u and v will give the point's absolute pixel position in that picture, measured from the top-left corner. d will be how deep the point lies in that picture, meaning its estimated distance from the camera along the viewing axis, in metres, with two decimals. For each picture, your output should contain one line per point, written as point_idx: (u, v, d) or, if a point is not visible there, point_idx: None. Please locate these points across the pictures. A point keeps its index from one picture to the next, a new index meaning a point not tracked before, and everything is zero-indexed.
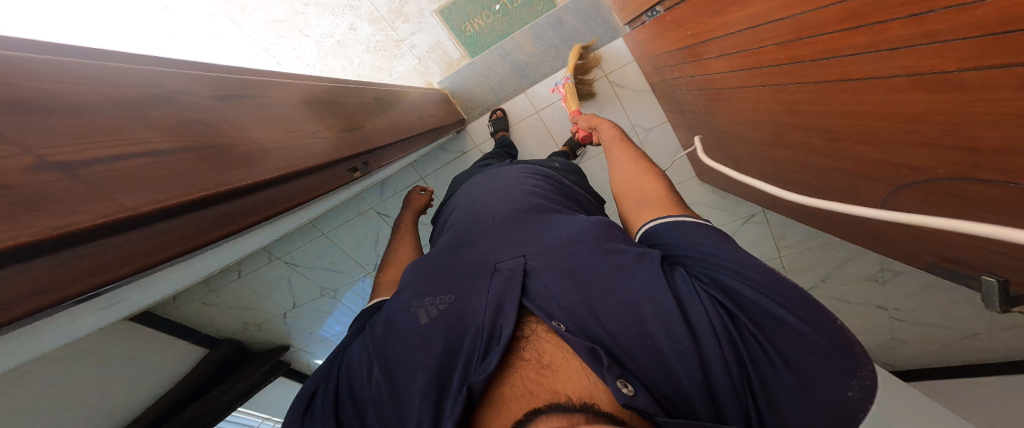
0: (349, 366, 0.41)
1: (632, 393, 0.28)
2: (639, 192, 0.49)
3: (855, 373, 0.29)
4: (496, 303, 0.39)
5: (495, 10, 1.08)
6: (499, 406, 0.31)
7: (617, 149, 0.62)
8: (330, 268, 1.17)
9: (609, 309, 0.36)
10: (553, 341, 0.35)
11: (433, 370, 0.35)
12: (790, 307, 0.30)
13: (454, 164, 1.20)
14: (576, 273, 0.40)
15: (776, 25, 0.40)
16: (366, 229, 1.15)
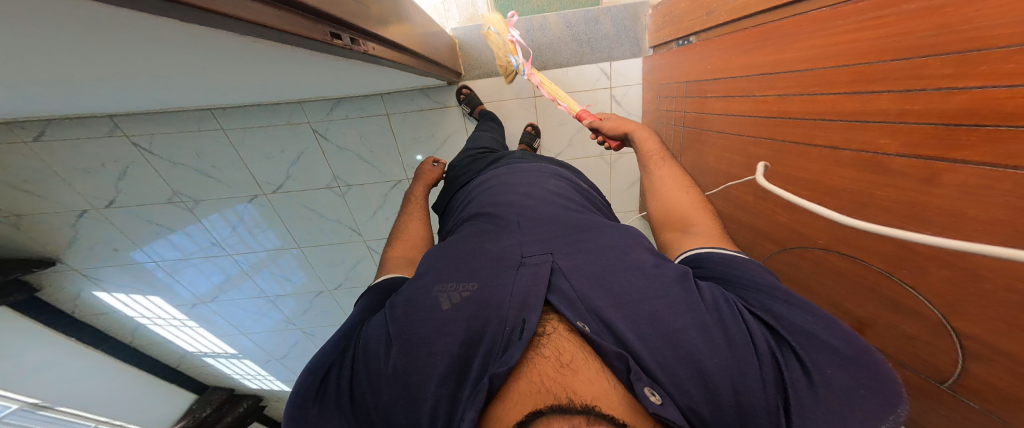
0: (366, 337, 0.39)
1: (660, 403, 0.30)
2: (687, 224, 0.50)
3: (898, 405, 0.28)
4: (523, 297, 0.39)
5: None
6: (511, 400, 0.31)
7: (654, 167, 0.61)
8: (212, 171, 1.13)
9: (638, 315, 0.37)
10: (573, 341, 0.36)
11: (454, 357, 0.35)
12: (832, 339, 0.31)
13: (431, 113, 1.16)
14: (606, 276, 0.41)
15: (793, 76, 0.48)
16: (292, 143, 1.13)
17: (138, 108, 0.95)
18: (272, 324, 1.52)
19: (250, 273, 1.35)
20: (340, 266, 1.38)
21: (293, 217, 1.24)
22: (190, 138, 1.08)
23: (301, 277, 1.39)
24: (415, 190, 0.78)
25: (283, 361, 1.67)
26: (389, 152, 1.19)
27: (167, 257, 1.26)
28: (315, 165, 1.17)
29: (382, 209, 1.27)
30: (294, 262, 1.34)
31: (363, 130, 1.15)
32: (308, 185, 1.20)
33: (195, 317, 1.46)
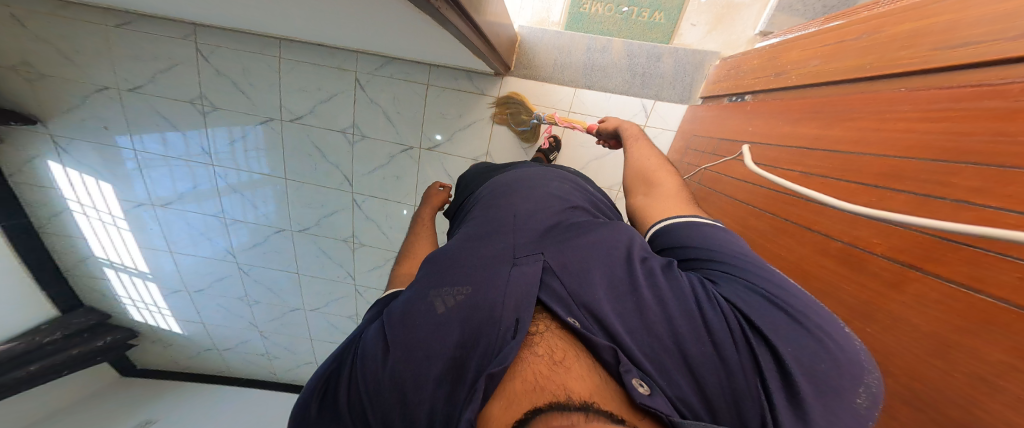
0: (362, 347, 0.42)
1: (648, 394, 0.32)
2: (653, 184, 0.57)
3: (863, 381, 0.30)
4: (517, 299, 0.39)
5: (622, 12, 1.27)
6: (503, 396, 0.33)
7: (634, 144, 0.69)
8: (247, 88, 1.28)
9: (625, 310, 0.38)
10: (565, 339, 0.37)
11: (448, 359, 0.38)
12: (797, 321, 0.32)
13: (470, 95, 1.32)
14: (592, 269, 0.41)
15: (852, 157, 0.58)
16: (335, 84, 1.27)
17: (213, 22, 1.12)
18: (209, 250, 1.58)
19: (218, 190, 1.44)
20: (310, 209, 1.47)
21: (295, 153, 1.36)
22: (245, 59, 1.24)
23: (237, 179, 1.41)
24: (422, 212, 0.82)
25: (192, 295, 1.69)
26: (410, 119, 1.33)
27: (143, 149, 1.37)
28: (337, 109, 1.31)
29: (382, 168, 1.40)
30: (265, 194, 1.44)
31: (398, 92, 1.29)
32: (325, 127, 1.33)
33: (130, 219, 1.51)
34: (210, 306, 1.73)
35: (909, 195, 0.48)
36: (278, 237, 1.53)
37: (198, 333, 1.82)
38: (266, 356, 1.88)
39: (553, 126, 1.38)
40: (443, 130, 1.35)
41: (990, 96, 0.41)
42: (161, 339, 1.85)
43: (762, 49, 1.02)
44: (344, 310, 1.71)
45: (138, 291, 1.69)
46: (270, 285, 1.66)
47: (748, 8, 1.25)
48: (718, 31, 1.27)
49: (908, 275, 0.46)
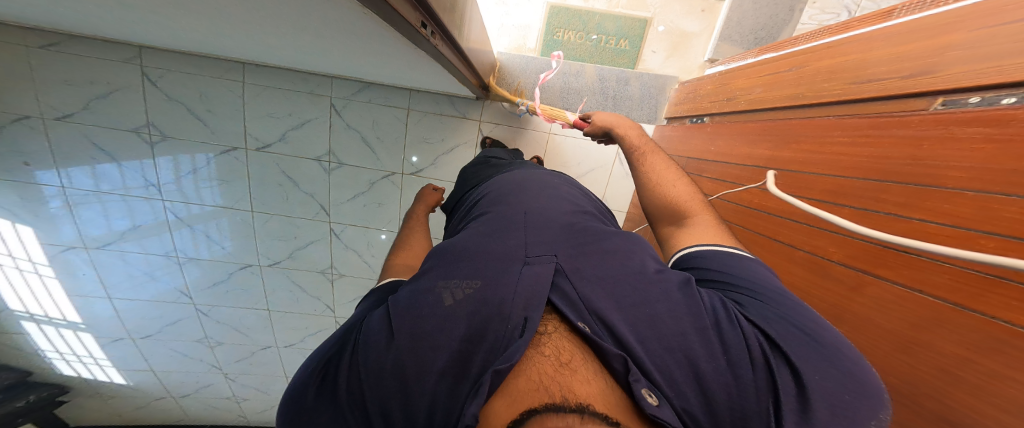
0: (365, 331, 0.41)
1: (656, 404, 0.33)
2: (682, 215, 0.56)
3: (880, 414, 0.32)
4: (528, 297, 0.41)
5: (591, 38, 1.40)
6: (506, 395, 0.34)
7: (647, 154, 0.68)
8: (205, 115, 1.23)
9: (642, 318, 0.40)
10: (570, 343, 0.39)
11: (454, 352, 0.38)
12: (818, 347, 0.34)
13: (450, 118, 1.35)
14: (606, 281, 0.43)
15: (802, 177, 0.67)
16: (309, 111, 1.27)
17: (173, 47, 1.08)
18: (151, 292, 1.44)
19: (166, 225, 1.33)
20: (283, 242, 1.40)
21: (262, 182, 1.32)
22: (198, 82, 1.20)
23: (185, 212, 1.32)
24: (416, 209, 0.83)
25: (139, 342, 1.56)
26: (392, 147, 1.34)
27: (72, 186, 1.25)
28: (312, 137, 1.29)
29: (362, 195, 1.38)
30: (219, 227, 1.35)
31: (378, 117, 1.31)
32: (296, 156, 1.31)
33: (56, 265, 1.38)
34: (160, 352, 1.59)
35: (853, 209, 0.56)
36: (242, 273, 1.44)
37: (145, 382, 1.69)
38: (233, 399, 1.76)
39: (533, 148, 1.43)
40: (425, 156, 1.37)
41: (897, 126, 0.52)
42: (98, 393, 1.72)
43: (714, 75, 1.13)
44: (319, 344, 1.62)
45: (67, 342, 1.57)
46: (232, 324, 1.54)
47: (696, 38, 1.41)
48: (675, 58, 1.42)
49: (865, 279, 0.50)
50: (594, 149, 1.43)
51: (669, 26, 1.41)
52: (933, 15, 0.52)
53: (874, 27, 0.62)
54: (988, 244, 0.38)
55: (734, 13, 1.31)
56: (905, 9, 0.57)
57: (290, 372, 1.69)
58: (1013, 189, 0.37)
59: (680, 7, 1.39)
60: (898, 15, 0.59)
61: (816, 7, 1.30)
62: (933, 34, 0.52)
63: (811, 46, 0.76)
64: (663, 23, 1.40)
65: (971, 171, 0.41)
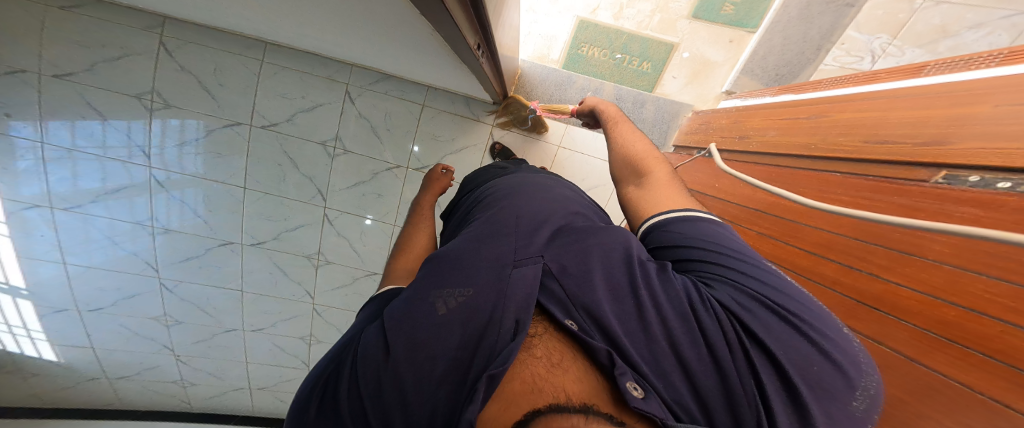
0: (359, 349, 0.42)
1: (642, 396, 0.32)
2: (648, 171, 0.60)
3: (857, 383, 0.33)
4: (520, 303, 0.40)
5: (616, 58, 1.47)
6: (502, 398, 0.33)
7: (618, 123, 0.73)
8: (216, 88, 1.20)
9: (626, 313, 0.40)
10: (560, 342, 0.38)
11: (450, 364, 0.38)
12: (795, 326, 0.35)
13: (464, 118, 1.35)
14: (592, 273, 0.43)
15: (796, 225, 0.73)
16: (323, 95, 1.26)
17: (195, 19, 1.06)
18: (110, 259, 1.36)
19: (148, 189, 1.26)
20: (271, 222, 1.37)
21: (261, 160, 1.28)
22: (217, 57, 1.18)
23: (165, 178, 1.26)
24: (421, 198, 0.85)
25: (86, 314, 1.46)
26: (399, 141, 1.33)
27: (48, 141, 1.15)
28: (321, 121, 1.28)
29: (361, 185, 1.35)
30: (200, 196, 1.29)
31: (392, 109, 1.30)
32: (302, 139, 1.28)
33: (12, 221, 1.26)
34: (108, 327, 1.50)
35: (838, 263, 0.62)
36: (220, 250, 1.38)
37: (82, 359, 1.56)
38: (179, 382, 1.66)
39: (541, 159, 1.44)
40: (433, 155, 1.36)
41: (899, 195, 0.56)
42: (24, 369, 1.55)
43: (729, 110, 1.16)
44: (293, 331, 1.57)
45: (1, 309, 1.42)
46: (198, 302, 1.48)
47: (719, 68, 1.48)
48: (693, 85, 1.49)
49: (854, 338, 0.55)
50: (599, 166, 1.45)
51: (693, 53, 1.47)
52: (965, 82, 0.56)
53: (905, 81, 0.66)
54: (949, 313, 0.45)
55: (761, 48, 1.41)
56: (934, 66, 0.62)
57: (253, 357, 1.62)
58: (980, 267, 0.42)
59: (707, 36, 1.46)
60: (928, 72, 0.63)
61: (841, 50, 1.37)
62: (955, 103, 0.55)
63: (836, 92, 0.82)
64: (689, 51, 1.47)
65: (951, 246, 0.46)
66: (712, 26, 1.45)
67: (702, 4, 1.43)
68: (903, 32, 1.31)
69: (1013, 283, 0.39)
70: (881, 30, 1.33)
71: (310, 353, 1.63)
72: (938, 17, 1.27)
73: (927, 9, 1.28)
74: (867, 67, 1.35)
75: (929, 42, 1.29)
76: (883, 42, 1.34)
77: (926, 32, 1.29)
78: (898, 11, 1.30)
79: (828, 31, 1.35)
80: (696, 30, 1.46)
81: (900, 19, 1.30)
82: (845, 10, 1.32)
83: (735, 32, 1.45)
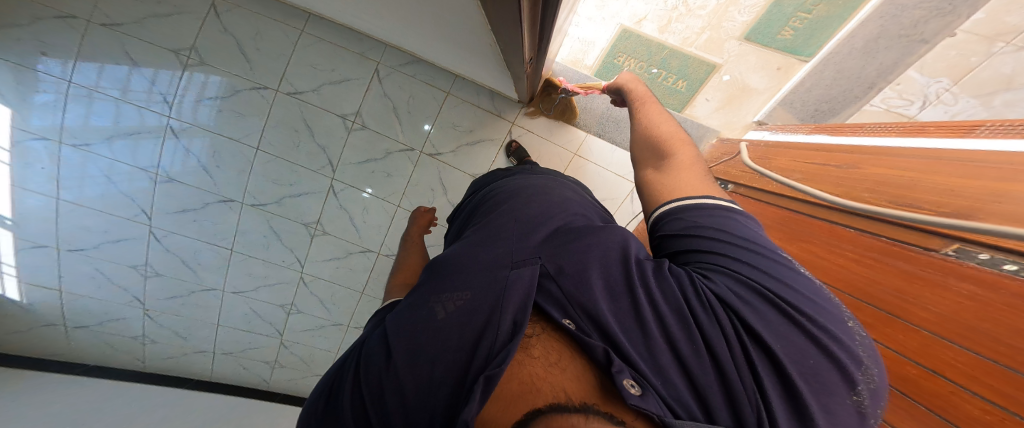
0: (367, 354, 0.44)
1: (640, 394, 0.30)
2: (671, 152, 0.59)
3: (858, 380, 0.31)
4: (517, 306, 0.40)
5: (652, 72, 1.45)
6: (501, 400, 0.33)
7: (645, 105, 0.70)
8: (251, 53, 1.24)
9: (619, 309, 0.39)
10: (556, 343, 0.38)
11: (448, 364, 0.38)
12: (793, 321, 0.33)
13: (486, 112, 1.37)
14: (590, 271, 0.42)
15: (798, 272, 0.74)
16: (356, 72, 1.29)
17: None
18: (105, 200, 1.33)
19: (163, 135, 1.28)
20: (273, 185, 1.38)
21: (281, 125, 1.31)
22: (259, 24, 1.22)
23: (179, 127, 1.27)
24: (410, 231, 0.87)
25: (66, 253, 1.38)
26: (418, 123, 1.35)
27: (76, 80, 1.18)
28: (344, 95, 1.31)
29: (373, 162, 1.38)
30: (206, 147, 1.31)
31: (416, 92, 1.32)
32: (323, 110, 1.32)
33: (13, 150, 1.22)
34: (83, 272, 1.42)
35: None
36: (219, 206, 1.38)
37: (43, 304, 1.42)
38: (139, 339, 1.54)
39: (556, 165, 1.44)
40: (449, 141, 1.38)
41: (903, 259, 0.56)
42: None
43: (758, 143, 1.14)
44: (274, 298, 1.54)
45: None
46: (185, 255, 1.45)
47: (757, 95, 1.44)
48: (724, 111, 1.47)
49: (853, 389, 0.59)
50: (612, 182, 1.46)
51: (734, 77, 1.44)
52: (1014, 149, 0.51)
53: (953, 140, 0.62)
54: (911, 371, 0.52)
55: (808, 80, 1.36)
56: (988, 128, 0.58)
57: (225, 320, 1.57)
58: (956, 339, 0.46)
59: (756, 60, 1.41)
60: (980, 133, 0.59)
61: (894, 91, 1.33)
62: (999, 176, 0.50)
63: (873, 140, 0.78)
64: (730, 73, 1.43)
65: (937, 315, 0.49)
66: (764, 50, 1.40)
67: (758, 26, 1.36)
68: (967, 79, 1.26)
69: (980, 356, 0.44)
70: (945, 73, 1.27)
71: (286, 323, 1.59)
72: (1011, 65, 1.21)
73: (1005, 54, 1.21)
74: (913, 113, 1.34)
75: (988, 93, 1.25)
76: (941, 87, 1.29)
77: (991, 80, 1.24)
78: (973, 54, 1.23)
79: (887, 69, 1.29)
80: (745, 53, 1.40)
81: (971, 63, 1.24)
82: (915, 47, 1.24)
83: (786, 59, 1.39)
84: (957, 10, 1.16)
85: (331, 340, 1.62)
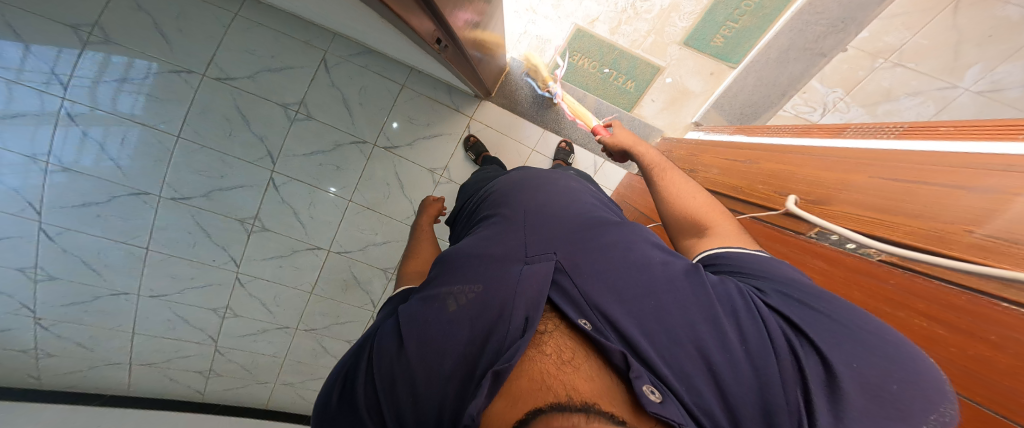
0: (377, 342, 0.44)
1: (660, 401, 0.31)
2: (708, 223, 0.55)
3: (935, 409, 0.29)
4: (528, 298, 0.39)
5: (602, 72, 1.52)
6: (511, 397, 0.31)
7: (664, 172, 0.68)
8: (173, 34, 1.10)
9: (645, 311, 0.39)
10: (572, 340, 0.37)
11: (459, 356, 0.37)
12: (847, 336, 0.33)
13: (441, 107, 1.38)
14: (607, 274, 0.42)
15: None
16: (303, 63, 1.22)
17: None
18: None
19: (52, 122, 1.06)
20: (200, 177, 1.21)
21: (208, 112, 1.17)
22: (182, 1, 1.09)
23: (79, 112, 1.07)
24: (421, 221, 0.85)
25: None
26: (372, 116, 1.31)
27: None
28: (288, 84, 1.22)
29: (322, 153, 1.29)
30: (114, 133, 1.11)
31: (369, 84, 1.29)
32: (261, 97, 1.21)
33: None
34: None
35: None
36: (131, 200, 1.18)
37: None
38: (30, 353, 1.24)
39: (514, 159, 1.47)
40: (405, 134, 1.35)
41: (783, 243, 0.71)
42: None
43: (691, 142, 1.28)
44: (202, 300, 1.34)
45: None
46: (84, 255, 1.20)
47: (695, 98, 1.54)
48: (669, 111, 1.56)
49: None
50: None
51: (676, 80, 1.53)
52: (871, 145, 0.66)
53: (829, 138, 0.78)
54: None
55: (734, 85, 1.48)
56: (854, 129, 0.73)
57: (141, 331, 1.33)
58: None
59: (693, 65, 1.50)
60: (848, 134, 0.74)
61: (800, 98, 1.45)
62: (845, 170, 0.67)
63: (770, 140, 0.95)
64: (672, 76, 1.52)
65: None
66: (698, 55, 1.48)
67: (694, 33, 1.44)
68: (857, 90, 1.38)
69: None
70: (840, 84, 1.40)
71: (222, 327, 1.39)
72: (889, 79, 1.33)
73: (884, 70, 1.33)
74: (816, 119, 1.45)
75: (872, 103, 1.37)
76: (837, 96, 1.42)
77: (874, 92, 1.36)
78: (859, 68, 1.36)
79: (797, 78, 1.41)
80: (684, 57, 1.49)
81: (858, 76, 1.36)
82: (817, 60, 1.37)
83: (718, 65, 1.49)
84: (847, 29, 1.30)
85: (276, 345, 1.45)
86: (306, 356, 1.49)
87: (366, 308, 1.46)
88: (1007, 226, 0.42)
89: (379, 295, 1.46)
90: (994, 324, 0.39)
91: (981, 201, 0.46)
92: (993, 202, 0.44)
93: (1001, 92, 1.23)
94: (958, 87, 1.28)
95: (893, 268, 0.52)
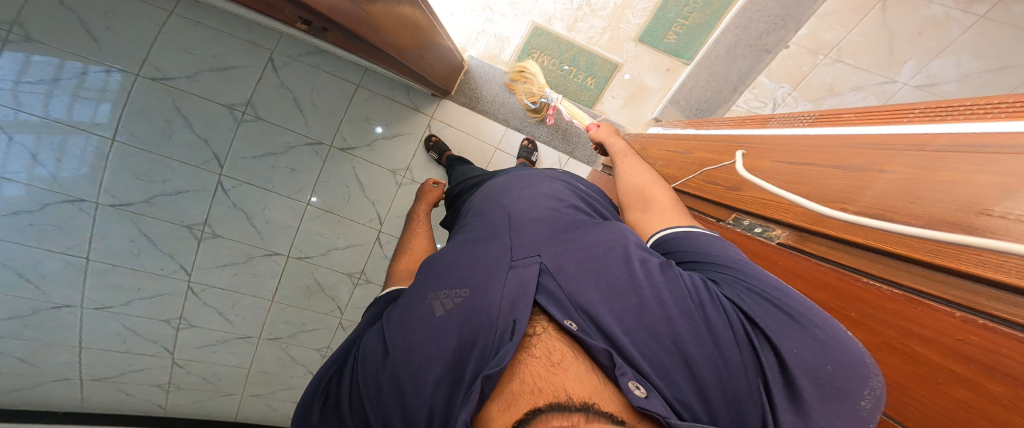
0: (362, 351, 0.43)
1: (644, 395, 0.31)
2: (650, 199, 0.60)
3: (867, 384, 0.31)
4: (512, 300, 0.39)
5: (562, 70, 1.54)
6: (506, 401, 0.31)
7: (624, 159, 0.74)
8: (101, 34, 0.98)
9: (621, 310, 0.39)
10: (563, 341, 0.37)
11: (445, 362, 0.36)
12: (798, 323, 0.33)
13: (400, 109, 1.36)
14: (589, 274, 0.43)
15: None
16: (248, 61, 1.15)
17: None
18: None
19: None
20: (140, 183, 1.11)
21: (145, 111, 1.07)
22: None
23: (11, 118, 0.95)
24: (417, 207, 0.87)
25: None
26: (327, 117, 1.26)
27: None
28: (231, 84, 1.14)
29: (274, 156, 1.22)
30: (43, 139, 0.99)
31: (320, 84, 1.24)
32: (202, 98, 1.12)
33: None
34: None
35: None
36: (64, 208, 1.05)
37: None
38: None
39: (479, 158, 1.48)
40: (362, 135, 1.31)
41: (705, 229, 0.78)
42: None
43: (646, 135, 1.34)
44: (154, 312, 1.24)
45: None
46: (20, 267, 1.07)
47: (652, 94, 1.60)
48: (629, 107, 1.61)
49: None
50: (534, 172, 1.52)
51: (633, 77, 1.58)
52: (788, 132, 0.67)
53: (756, 129, 0.78)
54: None
55: (688, 81, 1.53)
56: (777, 120, 0.74)
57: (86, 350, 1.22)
58: None
59: (649, 61, 1.56)
60: (773, 124, 0.75)
61: (752, 93, 1.53)
62: (752, 156, 0.70)
63: (714, 130, 0.96)
64: (630, 72, 1.56)
65: None
66: (654, 52, 1.54)
67: (649, 29, 1.50)
68: (802, 85, 1.47)
69: None
70: (786, 79, 1.49)
71: (176, 340, 1.30)
72: (831, 75, 1.44)
73: (826, 66, 1.44)
74: (767, 112, 1.53)
75: (819, 97, 1.47)
76: (785, 92, 1.50)
77: (818, 87, 1.46)
78: (804, 64, 1.45)
79: (745, 74, 1.48)
80: (640, 54, 1.54)
81: (803, 72, 1.46)
82: (762, 56, 1.44)
83: (672, 61, 1.55)
84: (787, 26, 1.37)
85: (238, 355, 1.37)
86: (271, 366, 1.41)
87: (332, 314, 1.41)
88: (875, 203, 0.43)
89: (345, 301, 1.40)
90: (855, 306, 0.43)
91: (851, 178, 0.48)
92: (861, 179, 0.46)
93: (938, 86, 1.34)
94: (897, 81, 1.38)
95: (784, 250, 0.56)
